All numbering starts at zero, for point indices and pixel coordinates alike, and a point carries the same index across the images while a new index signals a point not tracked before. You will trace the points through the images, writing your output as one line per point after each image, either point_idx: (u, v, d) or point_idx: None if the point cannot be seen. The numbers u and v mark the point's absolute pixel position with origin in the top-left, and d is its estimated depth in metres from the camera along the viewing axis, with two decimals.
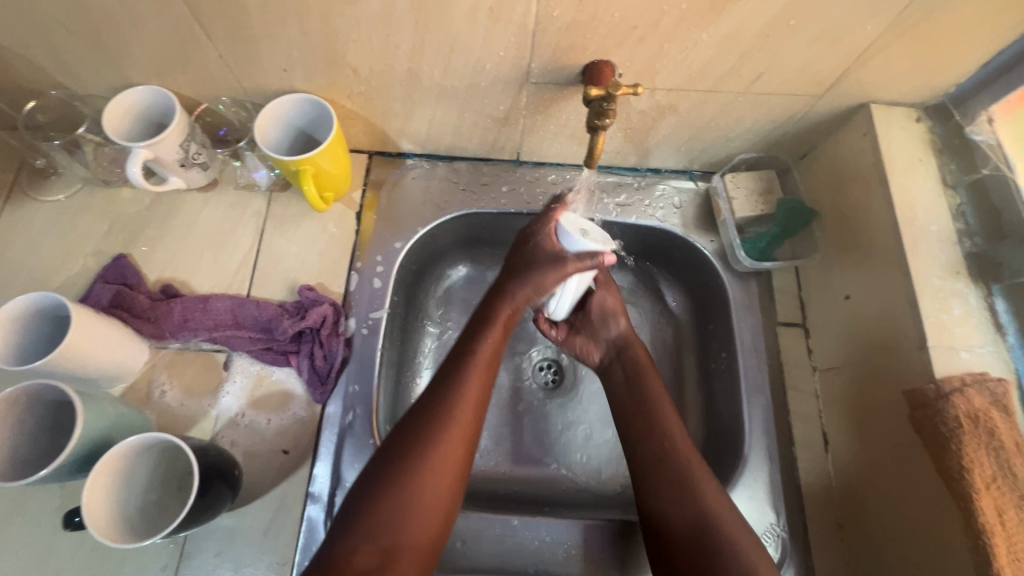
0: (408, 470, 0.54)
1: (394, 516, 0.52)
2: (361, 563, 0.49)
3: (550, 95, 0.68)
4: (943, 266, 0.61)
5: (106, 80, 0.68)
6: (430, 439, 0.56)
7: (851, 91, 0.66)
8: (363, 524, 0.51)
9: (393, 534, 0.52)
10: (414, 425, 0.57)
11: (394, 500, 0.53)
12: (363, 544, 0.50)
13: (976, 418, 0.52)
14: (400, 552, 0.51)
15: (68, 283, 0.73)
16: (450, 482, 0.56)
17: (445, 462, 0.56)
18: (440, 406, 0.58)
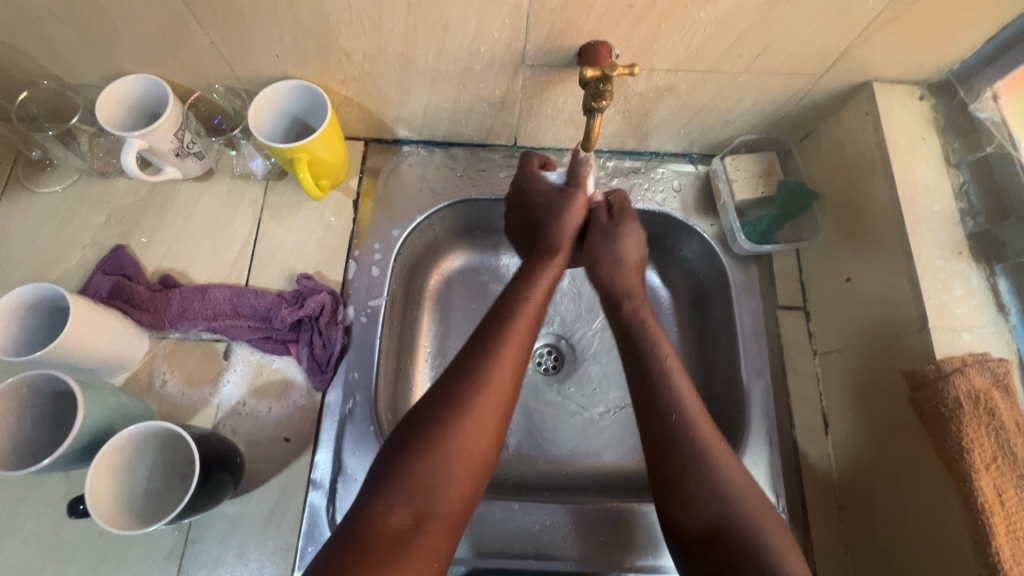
0: (442, 430, 0.50)
1: (427, 478, 0.48)
2: (394, 524, 0.46)
3: (546, 78, 0.67)
4: (945, 247, 0.60)
5: (97, 69, 0.67)
6: (468, 392, 0.52)
7: (854, 69, 0.64)
8: (394, 485, 0.48)
9: (429, 497, 0.48)
10: (451, 383, 0.53)
11: (428, 461, 0.49)
12: (395, 506, 0.47)
13: (976, 398, 0.52)
14: (435, 516, 0.48)
15: (67, 274, 0.73)
16: (486, 442, 0.51)
17: (483, 421, 0.52)
18: (477, 366, 0.54)
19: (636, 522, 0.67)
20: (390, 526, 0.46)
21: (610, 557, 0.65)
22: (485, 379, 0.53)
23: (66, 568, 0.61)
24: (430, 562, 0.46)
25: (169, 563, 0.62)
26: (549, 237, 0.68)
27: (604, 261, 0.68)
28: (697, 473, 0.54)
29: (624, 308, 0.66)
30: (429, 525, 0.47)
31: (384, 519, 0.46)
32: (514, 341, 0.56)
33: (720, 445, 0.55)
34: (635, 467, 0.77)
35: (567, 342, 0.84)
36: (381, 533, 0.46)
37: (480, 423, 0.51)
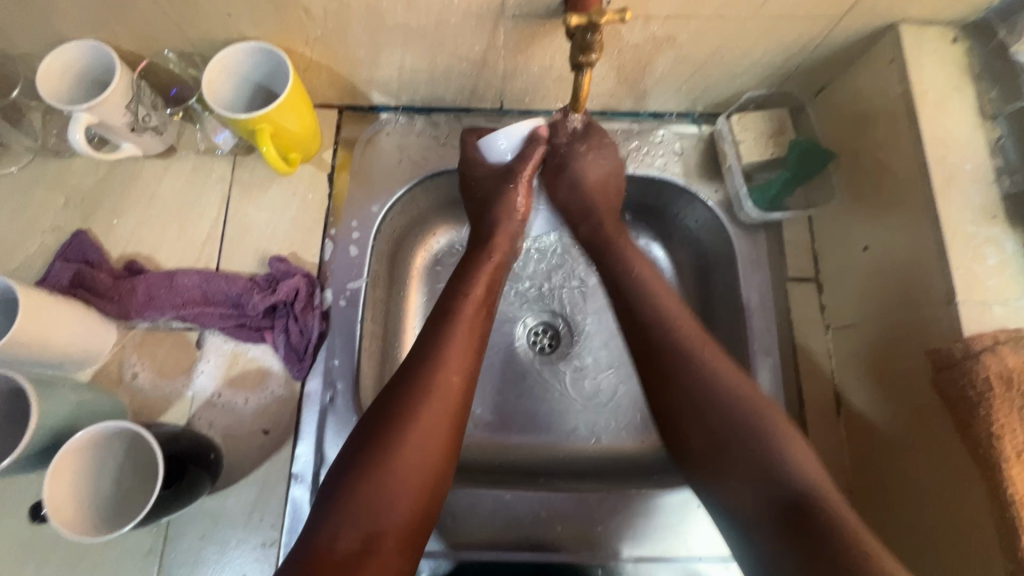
0: (385, 447, 0.48)
1: (373, 497, 0.46)
2: (343, 550, 0.44)
3: (530, 31, 0.60)
4: (976, 211, 0.54)
5: (35, 36, 0.61)
6: (412, 403, 0.50)
7: (878, 9, 0.57)
8: (342, 506, 0.46)
9: (379, 518, 0.46)
10: (394, 394, 0.51)
11: (374, 478, 0.47)
12: (342, 530, 0.45)
13: (1009, 380, 0.46)
14: (386, 537, 0.46)
15: (27, 263, 0.68)
16: (434, 456, 0.50)
17: (428, 433, 0.50)
18: (417, 378, 0.52)
19: (635, 509, 0.63)
20: (339, 553, 0.44)
21: (609, 547, 0.62)
22: (427, 390, 0.51)
23: (43, 568, 0.59)
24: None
25: (149, 561, 0.60)
26: (488, 230, 0.66)
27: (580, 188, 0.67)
28: (701, 393, 0.53)
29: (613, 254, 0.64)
30: (378, 546, 0.45)
31: (331, 548, 0.44)
32: (457, 345, 0.55)
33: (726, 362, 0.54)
34: (635, 450, 0.74)
35: (563, 320, 0.79)
36: (331, 561, 0.44)
37: (427, 436, 0.50)
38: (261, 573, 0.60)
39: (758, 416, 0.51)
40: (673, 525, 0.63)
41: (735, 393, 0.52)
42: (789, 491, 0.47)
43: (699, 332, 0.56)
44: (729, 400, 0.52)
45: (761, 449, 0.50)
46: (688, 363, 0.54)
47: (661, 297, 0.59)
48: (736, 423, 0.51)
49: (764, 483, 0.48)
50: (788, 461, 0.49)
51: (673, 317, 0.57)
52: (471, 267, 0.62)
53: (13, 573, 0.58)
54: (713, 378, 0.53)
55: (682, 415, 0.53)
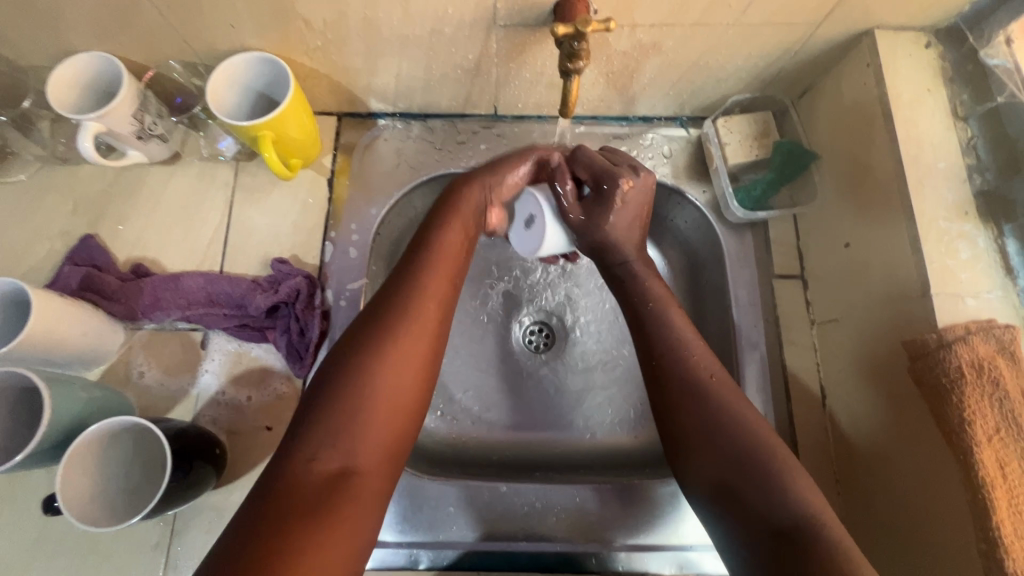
0: (363, 368, 0.48)
1: (351, 417, 0.46)
2: (323, 467, 0.44)
3: (521, 40, 0.62)
4: (949, 207, 0.56)
5: (46, 49, 0.63)
6: (387, 330, 0.50)
7: (854, 17, 0.59)
8: (319, 428, 0.45)
9: (359, 438, 0.46)
10: (369, 322, 0.51)
11: (353, 400, 0.46)
12: (322, 452, 0.44)
13: (979, 367, 0.49)
14: (367, 455, 0.46)
15: (36, 267, 0.70)
16: (414, 381, 0.49)
17: (407, 361, 0.49)
18: (395, 308, 0.51)
19: (627, 500, 0.65)
20: (319, 470, 0.44)
21: (603, 536, 0.64)
22: (404, 321, 0.51)
23: (54, 562, 0.61)
24: (369, 505, 0.45)
25: (157, 554, 0.62)
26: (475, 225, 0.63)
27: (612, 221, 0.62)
28: (712, 425, 0.50)
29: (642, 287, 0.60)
30: (359, 469, 0.45)
31: (311, 465, 0.44)
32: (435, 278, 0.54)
33: (742, 404, 0.52)
34: (629, 443, 0.76)
35: (558, 318, 0.82)
36: (311, 477, 0.43)
37: (405, 362, 0.49)
38: None
39: (764, 448, 0.49)
40: (665, 515, 0.65)
41: (746, 422, 0.50)
42: (784, 520, 0.45)
43: (713, 363, 0.54)
44: (732, 416, 0.51)
45: (765, 481, 0.47)
46: (702, 397, 0.52)
47: (682, 331, 0.56)
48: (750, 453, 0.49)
49: (766, 509, 0.46)
50: (786, 483, 0.47)
51: (693, 356, 0.54)
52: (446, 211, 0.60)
53: (26, 567, 0.60)
54: (729, 409, 0.51)
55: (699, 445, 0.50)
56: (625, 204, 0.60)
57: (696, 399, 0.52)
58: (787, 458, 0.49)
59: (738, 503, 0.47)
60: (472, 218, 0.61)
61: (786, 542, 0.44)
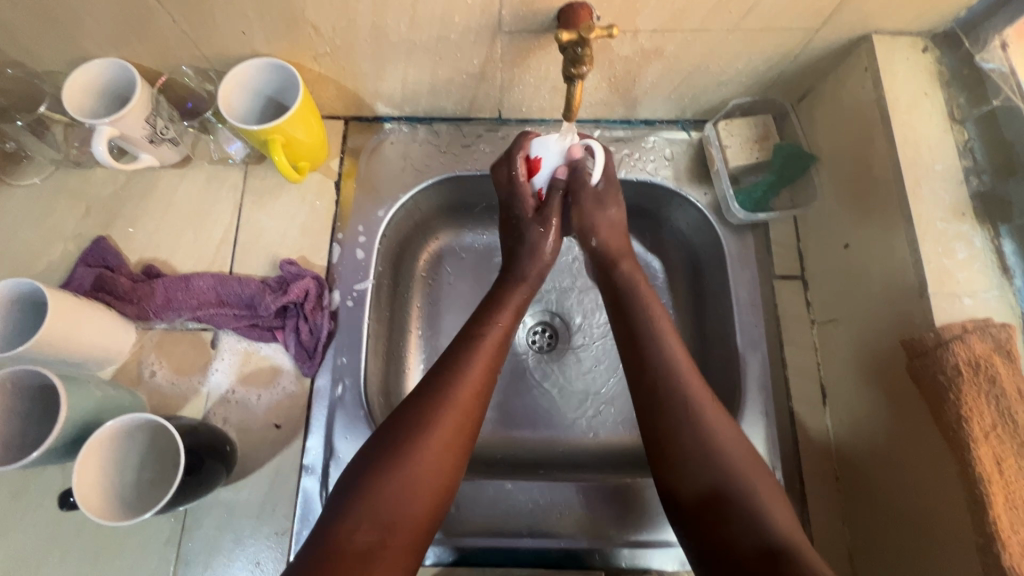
0: (411, 452, 0.51)
1: (392, 496, 0.49)
2: (361, 543, 0.46)
3: (525, 45, 0.64)
4: (946, 208, 0.57)
5: (61, 55, 0.65)
6: (439, 413, 0.53)
7: (851, 22, 0.60)
8: (361, 502, 0.48)
9: (395, 517, 0.48)
10: (416, 401, 0.54)
11: (394, 478, 0.49)
12: (360, 526, 0.47)
13: (976, 364, 0.50)
14: (398, 534, 0.48)
15: (50, 269, 0.72)
16: (453, 464, 0.52)
17: (447, 441, 0.52)
18: (442, 391, 0.55)
19: (629, 496, 0.66)
20: (355, 545, 0.46)
21: (605, 533, 0.65)
22: (453, 404, 0.54)
23: (67, 557, 0.62)
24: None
25: (168, 550, 0.63)
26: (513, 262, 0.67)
27: (599, 228, 0.67)
28: (698, 450, 0.52)
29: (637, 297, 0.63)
30: (389, 545, 0.47)
31: (350, 538, 0.47)
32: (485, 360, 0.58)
33: (715, 414, 0.54)
34: (632, 442, 0.77)
35: (561, 319, 0.83)
36: (345, 553, 0.46)
37: (446, 446, 0.52)
38: (274, 560, 0.63)
39: (741, 469, 0.51)
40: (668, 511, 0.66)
41: (726, 447, 0.53)
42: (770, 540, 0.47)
43: (701, 387, 0.56)
44: (707, 431, 0.53)
45: (749, 506, 0.49)
46: (691, 423, 0.54)
47: (671, 347, 0.58)
48: (727, 473, 0.51)
49: (747, 528, 0.48)
50: (764, 507, 0.49)
51: (681, 374, 0.56)
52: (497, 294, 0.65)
53: (40, 562, 0.61)
54: (713, 434, 0.53)
55: (689, 463, 0.52)
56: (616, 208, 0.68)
57: (682, 423, 0.54)
58: (761, 477, 0.51)
59: (725, 523, 0.50)
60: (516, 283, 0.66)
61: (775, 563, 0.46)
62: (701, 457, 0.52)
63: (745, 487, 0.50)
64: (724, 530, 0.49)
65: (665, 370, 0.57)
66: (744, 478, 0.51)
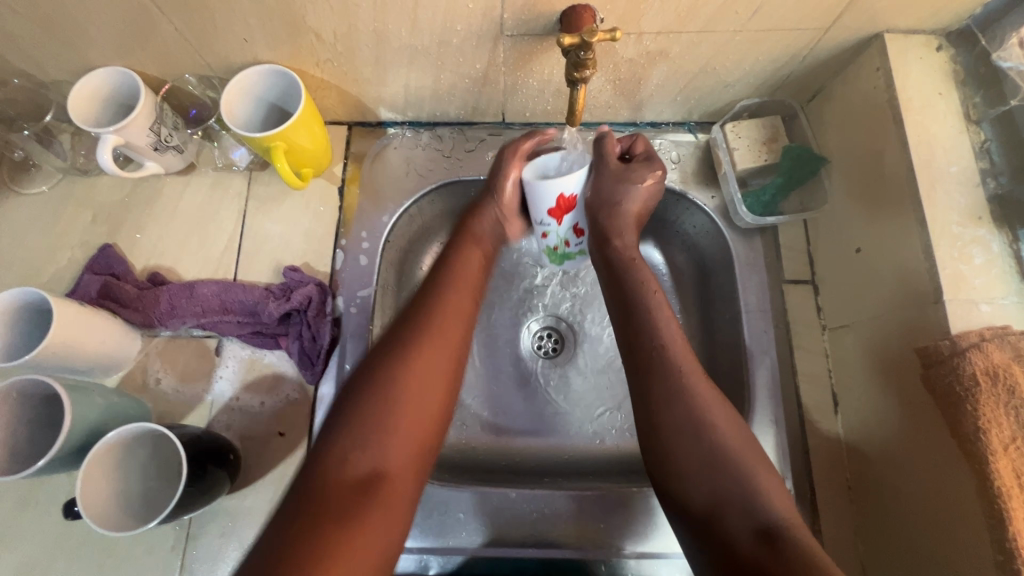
0: (388, 379, 0.50)
1: (376, 424, 0.48)
2: (351, 475, 0.45)
3: (528, 49, 0.63)
4: (962, 211, 0.56)
5: (67, 64, 0.65)
6: (413, 342, 0.52)
7: (863, 21, 0.59)
8: (346, 433, 0.47)
9: (386, 447, 0.47)
10: (395, 335, 0.53)
11: (382, 407, 0.48)
12: (351, 455, 0.46)
13: (994, 375, 0.48)
14: (391, 465, 0.47)
15: (57, 276, 0.72)
16: (439, 389, 0.51)
17: (433, 367, 0.52)
18: (419, 327, 0.53)
19: (636, 506, 0.65)
20: (349, 475, 0.45)
21: (611, 542, 0.64)
22: (428, 333, 0.53)
23: (72, 566, 0.62)
24: (396, 508, 0.46)
25: (172, 558, 0.63)
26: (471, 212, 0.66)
27: (615, 201, 0.62)
28: (689, 424, 0.51)
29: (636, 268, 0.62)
30: (388, 471, 0.47)
31: (341, 470, 0.46)
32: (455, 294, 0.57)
33: (707, 390, 0.53)
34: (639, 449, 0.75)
35: (567, 324, 0.82)
36: (342, 484, 0.45)
37: (429, 374, 0.51)
38: None
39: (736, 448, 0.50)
40: None
41: (719, 427, 0.51)
42: (763, 522, 0.47)
43: (697, 369, 0.54)
44: (698, 406, 0.52)
45: (741, 484, 0.49)
46: (687, 397, 0.52)
47: (663, 321, 0.57)
48: (723, 451, 0.50)
49: (744, 511, 0.47)
50: (762, 488, 0.48)
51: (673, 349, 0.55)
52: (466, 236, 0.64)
53: (46, 570, 0.62)
54: (704, 408, 0.52)
55: (677, 440, 0.51)
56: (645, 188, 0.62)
57: (672, 398, 0.53)
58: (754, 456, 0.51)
59: (717, 500, 0.49)
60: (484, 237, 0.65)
61: (769, 544, 0.45)
62: (692, 436, 0.51)
63: (744, 470, 0.49)
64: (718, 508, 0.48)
65: (656, 348, 0.55)
66: (741, 455, 0.50)
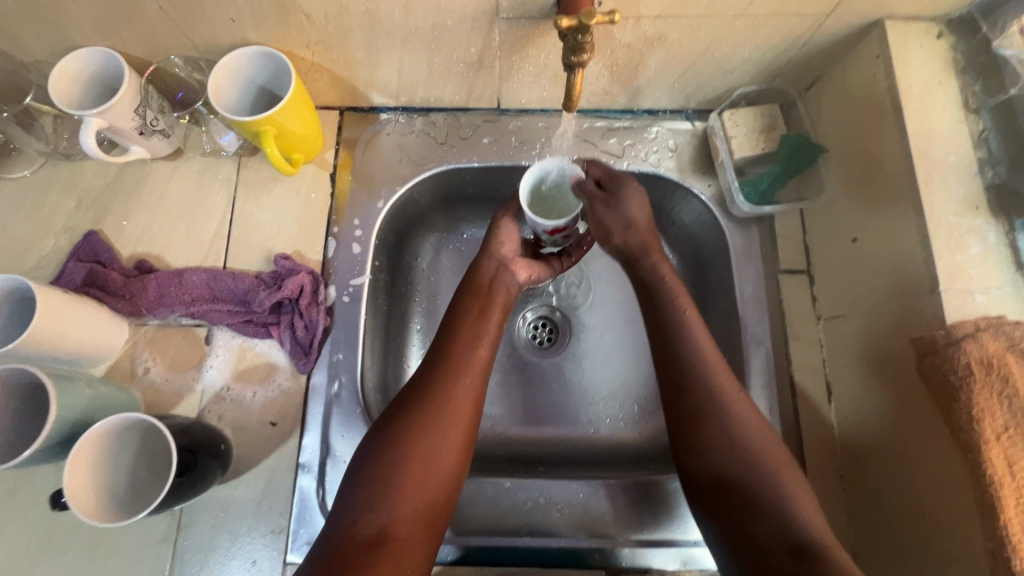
0: (403, 439, 0.51)
1: (387, 482, 0.49)
2: (362, 536, 0.47)
3: (525, 32, 0.61)
4: (960, 201, 0.55)
5: (47, 43, 0.62)
6: (427, 400, 0.53)
7: (864, 7, 0.58)
8: (360, 493, 0.49)
9: (395, 503, 0.48)
10: (411, 391, 0.54)
11: (391, 468, 0.49)
12: (363, 516, 0.48)
13: (988, 364, 0.48)
14: (401, 526, 0.48)
15: (41, 264, 0.70)
16: (453, 454, 0.52)
17: (447, 427, 0.52)
18: (431, 382, 0.54)
19: (629, 494, 0.65)
20: (360, 534, 0.47)
21: (606, 532, 0.64)
22: (443, 393, 0.53)
23: (62, 555, 0.61)
24: (409, 567, 0.46)
25: (163, 548, 0.62)
26: (477, 273, 0.64)
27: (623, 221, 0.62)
28: (726, 448, 0.51)
29: (643, 263, 0.61)
30: (399, 528, 0.48)
31: (353, 529, 0.47)
32: (469, 342, 0.57)
33: (735, 396, 0.53)
34: (634, 439, 0.75)
35: (561, 313, 0.82)
36: (353, 541, 0.46)
37: (444, 445, 0.51)
38: (271, 558, 0.62)
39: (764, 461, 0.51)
40: (668, 511, 0.65)
41: (751, 440, 0.52)
42: (797, 538, 0.47)
43: (718, 363, 0.55)
44: (732, 421, 0.52)
45: (775, 503, 0.49)
46: (717, 416, 0.52)
47: (696, 327, 0.56)
48: (757, 469, 0.50)
49: (777, 527, 0.47)
50: (797, 508, 0.48)
51: (709, 366, 0.54)
52: (475, 284, 0.63)
53: (35, 560, 0.61)
54: (737, 425, 0.52)
55: (714, 451, 0.52)
56: (634, 198, 0.63)
57: (710, 416, 0.53)
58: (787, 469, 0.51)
59: (750, 511, 0.49)
60: (493, 288, 0.63)
61: (801, 559, 0.45)
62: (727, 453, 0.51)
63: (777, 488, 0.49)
64: (747, 524, 0.49)
65: (691, 358, 0.55)
66: (777, 474, 0.50)
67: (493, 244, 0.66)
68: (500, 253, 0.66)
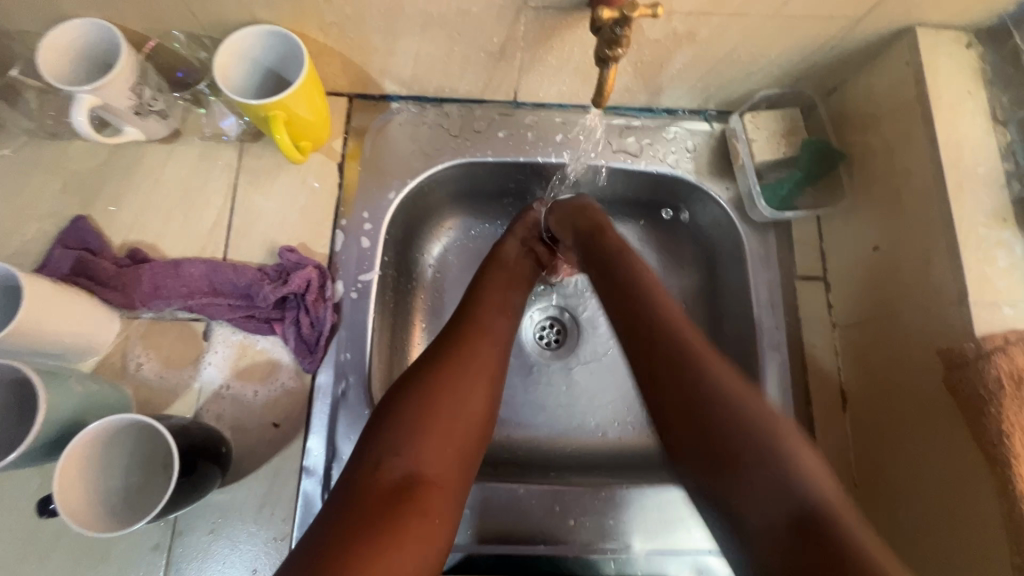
0: (432, 387, 0.51)
1: (414, 427, 0.49)
2: (387, 479, 0.46)
3: (552, 23, 0.59)
4: (989, 214, 0.55)
5: (33, 12, 0.57)
6: (455, 354, 0.54)
7: (898, 12, 0.57)
8: (385, 438, 0.48)
9: (420, 451, 0.48)
10: (439, 346, 0.56)
11: (417, 407, 0.50)
12: (388, 461, 0.47)
13: (1019, 380, 0.48)
14: (427, 475, 0.47)
15: (22, 250, 0.66)
16: (480, 406, 0.52)
17: (475, 377, 0.53)
18: (461, 338, 0.56)
19: (645, 500, 0.64)
20: (383, 480, 0.46)
21: (622, 540, 0.63)
22: (471, 350, 0.55)
23: (44, 564, 0.57)
24: (432, 517, 0.45)
25: (156, 556, 0.59)
26: (500, 247, 0.69)
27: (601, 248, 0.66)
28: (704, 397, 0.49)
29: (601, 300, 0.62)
30: (421, 481, 0.47)
31: (375, 476, 0.46)
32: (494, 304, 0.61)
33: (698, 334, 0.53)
34: (644, 443, 0.74)
35: (570, 314, 0.80)
36: (375, 487, 0.46)
37: (471, 395, 0.52)
38: (272, 566, 0.59)
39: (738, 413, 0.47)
40: (683, 519, 0.64)
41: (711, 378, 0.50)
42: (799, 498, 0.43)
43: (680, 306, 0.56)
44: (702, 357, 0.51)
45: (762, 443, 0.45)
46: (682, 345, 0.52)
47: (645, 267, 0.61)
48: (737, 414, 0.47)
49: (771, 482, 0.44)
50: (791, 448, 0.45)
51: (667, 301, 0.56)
52: (501, 255, 0.68)
53: (15, 568, 0.57)
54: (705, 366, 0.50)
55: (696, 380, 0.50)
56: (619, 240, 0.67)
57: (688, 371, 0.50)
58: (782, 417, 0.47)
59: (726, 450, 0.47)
60: (518, 263, 0.68)
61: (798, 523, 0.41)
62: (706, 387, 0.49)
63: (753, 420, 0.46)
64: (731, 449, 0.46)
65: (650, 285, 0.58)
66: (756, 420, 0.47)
67: (517, 226, 0.72)
68: (524, 233, 0.71)
